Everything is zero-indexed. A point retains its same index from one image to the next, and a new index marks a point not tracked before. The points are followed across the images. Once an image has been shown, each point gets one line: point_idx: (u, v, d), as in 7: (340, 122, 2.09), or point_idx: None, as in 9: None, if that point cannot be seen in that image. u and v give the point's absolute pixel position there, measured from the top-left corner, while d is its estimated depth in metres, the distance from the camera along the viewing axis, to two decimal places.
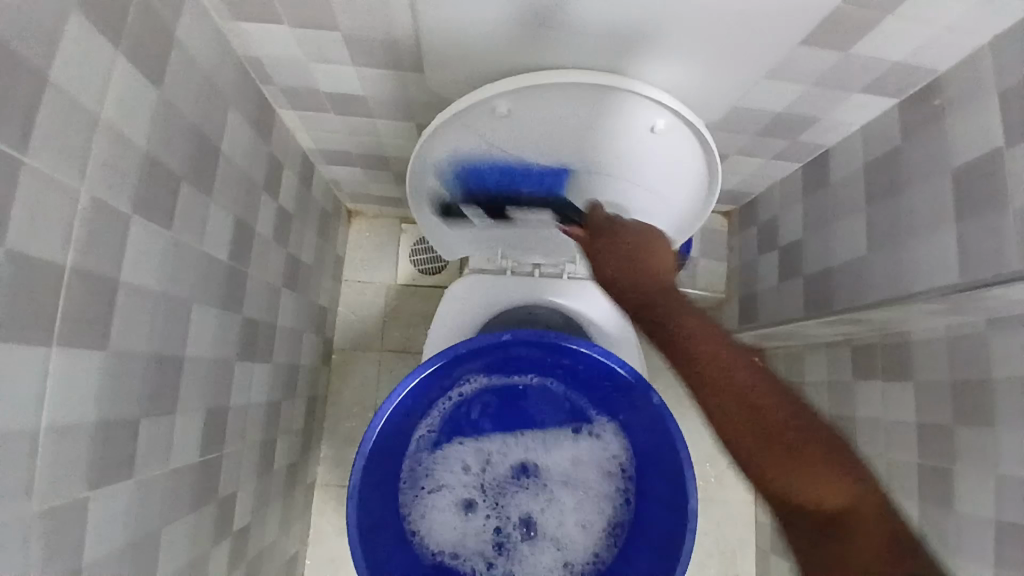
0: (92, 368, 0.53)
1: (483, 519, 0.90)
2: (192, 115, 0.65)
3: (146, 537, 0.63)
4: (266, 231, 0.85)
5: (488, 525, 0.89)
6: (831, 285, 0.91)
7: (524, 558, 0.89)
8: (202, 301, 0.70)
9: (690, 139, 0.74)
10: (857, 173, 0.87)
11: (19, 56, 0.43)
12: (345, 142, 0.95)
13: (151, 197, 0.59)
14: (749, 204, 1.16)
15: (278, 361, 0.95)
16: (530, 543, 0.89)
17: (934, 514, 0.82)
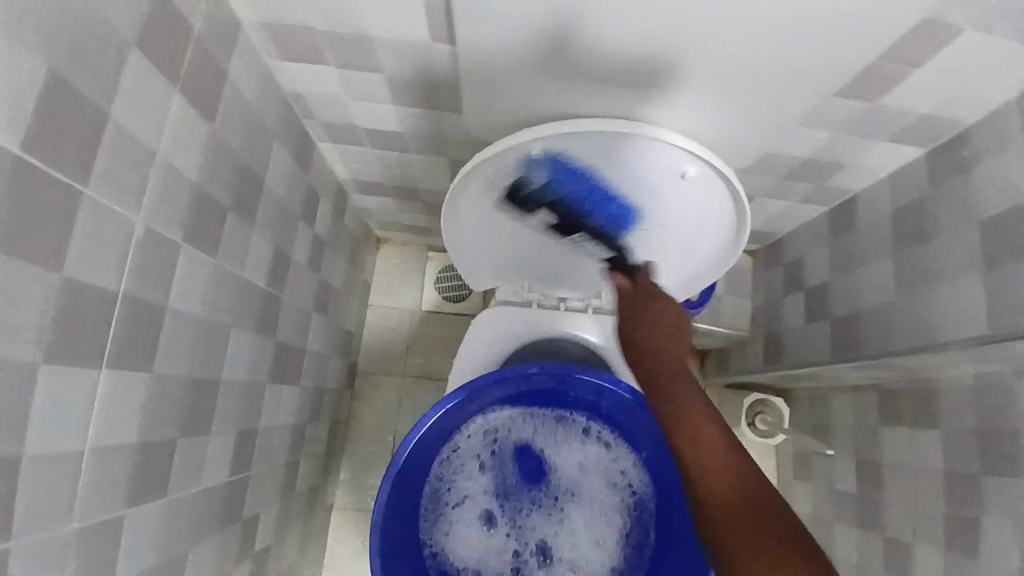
0: (136, 391, 0.55)
1: (503, 540, 0.87)
2: (239, 148, 0.68)
3: (175, 556, 0.65)
4: (301, 258, 0.88)
5: (507, 547, 0.87)
6: (858, 328, 0.91)
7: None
8: (239, 326, 0.72)
9: (719, 187, 0.76)
10: (886, 219, 0.88)
11: (86, 97, 0.46)
12: (379, 174, 0.99)
13: (200, 227, 0.62)
14: (775, 242, 1.16)
15: (305, 385, 0.97)
16: (547, 569, 0.87)
17: (958, 564, 0.79)
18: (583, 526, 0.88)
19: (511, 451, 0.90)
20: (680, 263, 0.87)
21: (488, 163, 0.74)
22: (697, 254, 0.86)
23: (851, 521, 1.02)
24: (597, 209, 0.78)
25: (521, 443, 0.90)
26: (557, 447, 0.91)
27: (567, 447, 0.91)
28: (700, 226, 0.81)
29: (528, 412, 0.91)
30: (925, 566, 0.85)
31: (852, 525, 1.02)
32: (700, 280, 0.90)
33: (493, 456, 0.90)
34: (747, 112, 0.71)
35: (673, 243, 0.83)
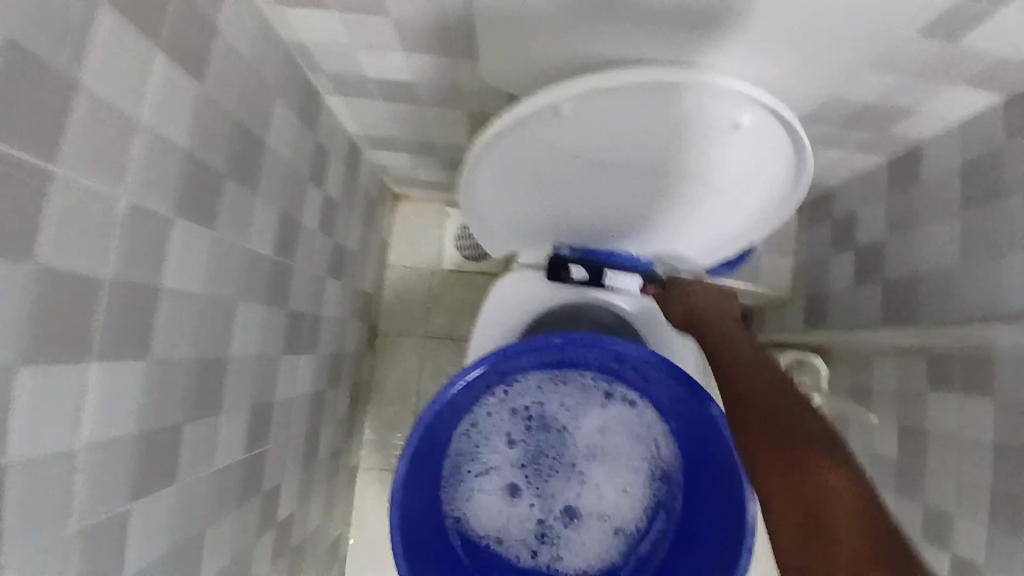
0: (133, 381, 0.52)
1: (528, 507, 0.87)
2: (235, 109, 0.62)
3: (189, 538, 0.63)
4: (312, 223, 0.83)
5: (533, 513, 0.87)
6: (915, 294, 0.84)
7: (566, 548, 0.87)
8: (247, 302, 0.68)
9: (778, 137, 0.68)
10: (955, 173, 0.79)
11: (45, 61, 0.40)
12: (394, 129, 0.92)
13: (195, 200, 0.57)
14: (824, 196, 1.07)
15: (322, 352, 0.94)
16: (572, 534, 0.87)
17: (1005, 546, 0.73)
18: (610, 488, 0.88)
19: (530, 418, 0.88)
20: (725, 222, 0.80)
21: (516, 125, 0.67)
22: (746, 213, 0.79)
23: (889, 489, 0.97)
24: (639, 162, 0.71)
25: (540, 410, 0.88)
26: (578, 413, 0.88)
27: (587, 413, 0.88)
28: (755, 178, 0.73)
29: (549, 378, 0.88)
30: (967, 539, 0.80)
31: (888, 493, 0.97)
32: (754, 236, 0.82)
33: (513, 425, 0.88)
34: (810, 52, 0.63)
35: (718, 201, 0.77)
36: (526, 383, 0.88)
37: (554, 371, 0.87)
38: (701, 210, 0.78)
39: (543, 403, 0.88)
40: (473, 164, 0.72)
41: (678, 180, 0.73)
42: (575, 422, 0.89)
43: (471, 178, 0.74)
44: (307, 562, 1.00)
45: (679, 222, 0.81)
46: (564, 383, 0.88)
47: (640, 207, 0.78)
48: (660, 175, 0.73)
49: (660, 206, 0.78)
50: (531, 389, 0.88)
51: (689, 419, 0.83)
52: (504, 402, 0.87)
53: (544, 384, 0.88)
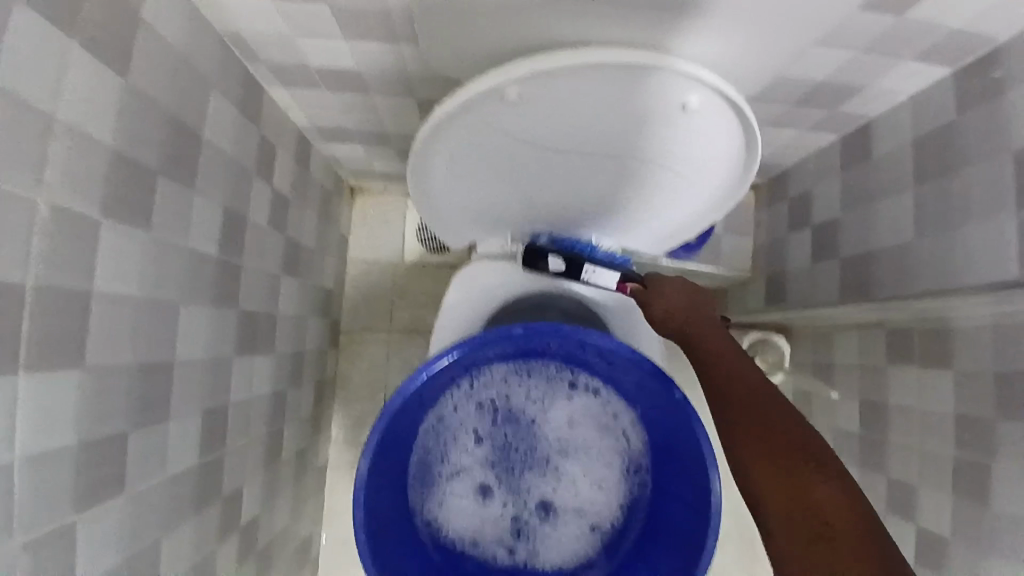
0: (69, 390, 0.50)
1: (502, 505, 0.87)
2: (168, 103, 0.59)
3: (145, 548, 0.61)
4: (261, 219, 0.80)
5: (507, 511, 0.87)
6: (871, 269, 0.85)
7: (543, 543, 0.87)
8: (191, 304, 0.66)
9: (727, 116, 0.67)
10: (905, 148, 0.79)
11: None
12: (344, 120, 0.89)
13: (126, 199, 0.54)
14: (780, 176, 1.08)
15: (280, 351, 0.92)
16: (549, 529, 0.87)
17: (971, 513, 0.75)
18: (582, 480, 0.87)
19: (498, 415, 0.88)
20: (682, 203, 0.80)
21: (461, 111, 0.66)
22: (701, 193, 0.79)
23: (853, 461, 0.98)
24: (592, 146, 0.71)
25: (507, 407, 0.88)
26: (545, 407, 0.88)
27: (555, 406, 0.88)
28: (708, 159, 0.73)
29: (513, 371, 0.87)
30: (934, 508, 0.81)
31: (853, 466, 0.98)
32: (711, 218, 0.82)
33: (480, 422, 0.87)
34: (755, 32, 0.62)
35: (672, 182, 0.76)
36: (491, 380, 0.87)
37: (518, 362, 0.87)
38: (656, 190, 0.78)
39: (509, 399, 0.88)
40: (421, 151, 0.70)
41: (631, 162, 0.73)
42: (543, 415, 0.88)
43: (420, 166, 0.72)
44: (277, 566, 0.98)
45: (635, 203, 0.80)
46: (530, 377, 0.88)
47: (595, 190, 0.78)
48: (612, 158, 0.72)
49: (614, 188, 0.77)
50: (496, 386, 0.87)
51: (654, 404, 0.82)
52: (468, 397, 0.87)
53: (510, 380, 0.87)
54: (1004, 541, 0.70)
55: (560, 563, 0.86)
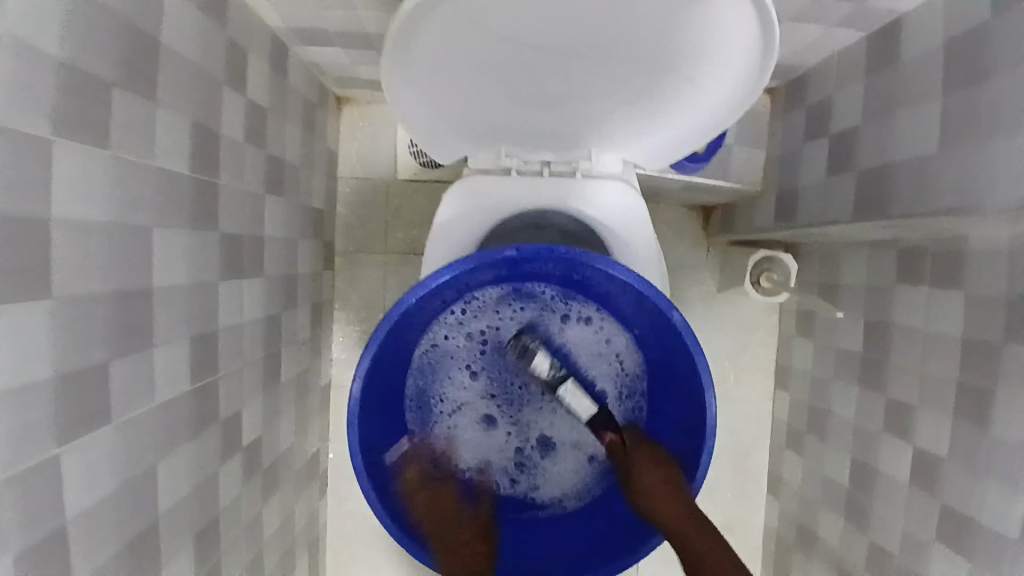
0: (40, 322, 0.48)
1: (505, 436, 0.88)
2: (117, 5, 0.53)
3: (140, 475, 0.61)
4: (236, 134, 0.75)
5: (508, 443, 0.88)
6: (887, 183, 0.80)
7: (547, 472, 0.88)
8: (166, 227, 0.62)
9: (741, 9, 0.60)
10: (936, 48, 0.72)
11: None
12: (321, 20, 0.82)
13: (80, 115, 0.50)
14: (798, 81, 1.01)
15: (270, 274, 0.89)
16: (551, 458, 0.88)
17: (966, 434, 0.74)
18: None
19: (495, 348, 0.88)
20: (686, 111, 0.74)
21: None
22: (708, 101, 0.72)
23: (854, 381, 0.97)
24: (588, 43, 0.64)
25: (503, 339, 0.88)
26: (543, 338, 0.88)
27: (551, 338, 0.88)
28: (717, 60, 0.67)
29: (507, 299, 0.87)
30: (929, 430, 0.80)
31: (853, 386, 0.97)
32: (716, 130, 0.77)
33: (478, 355, 0.88)
34: None
35: (675, 86, 0.70)
36: (486, 311, 0.87)
37: (512, 286, 0.86)
38: (659, 95, 0.72)
39: (505, 332, 0.88)
40: (397, 49, 0.64)
41: (630, 63, 0.67)
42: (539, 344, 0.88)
43: (395, 67, 0.66)
44: (285, 482, 1.01)
45: (634, 112, 0.74)
46: (526, 309, 0.88)
47: (590, 95, 0.72)
48: (610, 59, 0.66)
49: (612, 93, 0.71)
50: (492, 318, 0.87)
51: (649, 327, 0.81)
52: (462, 325, 0.87)
53: (505, 312, 0.87)
54: (997, 461, 0.69)
55: (559, 494, 0.88)
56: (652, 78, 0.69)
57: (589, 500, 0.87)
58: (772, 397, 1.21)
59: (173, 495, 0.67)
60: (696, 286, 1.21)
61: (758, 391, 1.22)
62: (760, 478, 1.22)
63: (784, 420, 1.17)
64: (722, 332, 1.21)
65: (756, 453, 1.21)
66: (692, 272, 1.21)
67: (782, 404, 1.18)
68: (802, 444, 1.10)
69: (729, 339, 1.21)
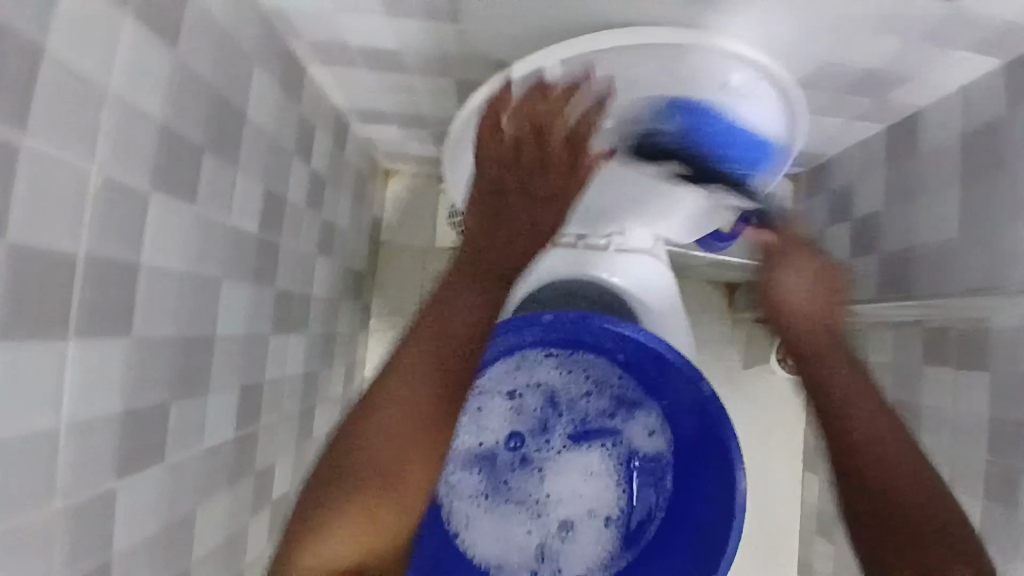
0: (116, 360, 0.51)
1: (521, 523, 0.88)
2: (213, 81, 0.60)
3: (181, 518, 0.62)
4: (298, 198, 0.81)
5: (525, 531, 0.87)
6: (914, 267, 0.84)
7: (566, 555, 0.87)
8: (232, 279, 0.67)
9: (770, 94, 0.69)
10: (955, 139, 0.77)
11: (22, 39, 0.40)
12: (381, 101, 0.90)
13: (175, 174, 0.56)
14: (819, 168, 1.06)
15: (313, 330, 0.93)
16: (569, 539, 0.87)
17: (1006, 522, 0.72)
18: (589, 487, 0.89)
19: (508, 429, 0.89)
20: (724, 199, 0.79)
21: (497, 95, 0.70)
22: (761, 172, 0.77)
23: None
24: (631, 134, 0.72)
25: (514, 418, 0.89)
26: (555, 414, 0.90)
27: (494, 419, 0.89)
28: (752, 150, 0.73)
29: (511, 369, 0.88)
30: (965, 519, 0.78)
31: None
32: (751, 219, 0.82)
33: (494, 434, 0.89)
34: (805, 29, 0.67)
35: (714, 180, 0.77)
36: (496, 393, 0.89)
37: (525, 367, 0.89)
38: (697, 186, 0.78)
39: (517, 412, 0.89)
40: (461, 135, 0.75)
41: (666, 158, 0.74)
42: (551, 420, 0.90)
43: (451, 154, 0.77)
44: None
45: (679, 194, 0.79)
46: (537, 389, 0.90)
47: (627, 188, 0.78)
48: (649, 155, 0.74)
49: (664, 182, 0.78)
50: (502, 400, 0.89)
51: (674, 394, 0.83)
52: (477, 407, 0.88)
53: (517, 394, 0.89)
54: None
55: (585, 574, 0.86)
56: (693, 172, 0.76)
57: (617, 571, 0.85)
58: (799, 479, 1.19)
59: (206, 542, 0.68)
60: (724, 363, 1.23)
61: (785, 471, 1.20)
62: (791, 565, 1.17)
63: (814, 503, 1.14)
64: (748, 409, 1.21)
65: (785, 537, 1.18)
66: (718, 349, 1.23)
67: (811, 486, 1.16)
68: (832, 530, 1.07)
69: (756, 418, 1.21)
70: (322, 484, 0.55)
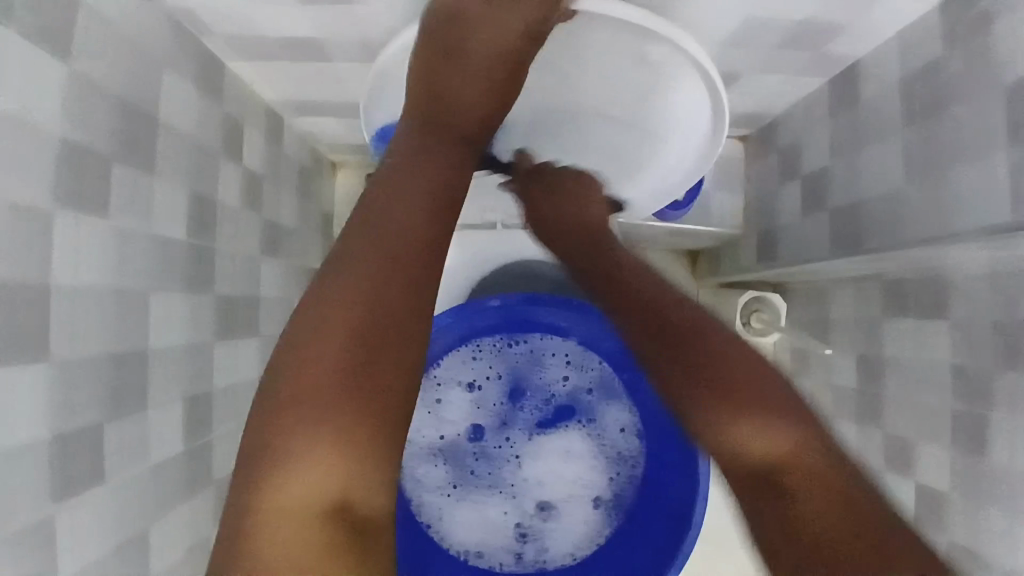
0: (37, 385, 0.49)
1: (499, 511, 0.87)
2: (117, 87, 0.58)
3: (133, 537, 0.61)
4: (232, 200, 0.79)
5: (504, 517, 0.87)
6: (862, 220, 0.83)
7: (548, 535, 0.87)
8: (162, 289, 0.65)
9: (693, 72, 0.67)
10: (894, 88, 0.77)
11: None
12: (312, 92, 0.87)
13: (82, 188, 0.53)
14: (769, 127, 1.06)
15: (266, 333, 0.91)
16: (549, 520, 0.87)
17: (966, 465, 0.72)
18: (563, 469, 0.87)
19: (470, 421, 0.87)
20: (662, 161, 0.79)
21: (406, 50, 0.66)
22: (678, 146, 0.77)
23: (850, 418, 0.95)
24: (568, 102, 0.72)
25: (475, 408, 0.87)
26: (517, 401, 0.87)
27: (455, 411, 0.87)
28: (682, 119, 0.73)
29: (468, 357, 0.87)
30: (929, 462, 0.78)
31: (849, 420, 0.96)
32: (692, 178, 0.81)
33: (455, 427, 0.87)
34: None
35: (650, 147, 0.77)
36: (455, 385, 0.87)
37: (484, 353, 0.87)
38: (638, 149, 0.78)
39: (477, 402, 0.87)
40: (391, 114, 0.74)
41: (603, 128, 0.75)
42: (515, 406, 0.87)
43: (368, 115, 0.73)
44: None
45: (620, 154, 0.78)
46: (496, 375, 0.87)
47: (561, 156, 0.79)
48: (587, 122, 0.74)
49: (595, 153, 0.79)
50: (462, 391, 0.87)
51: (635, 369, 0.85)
52: (437, 400, 0.86)
53: (476, 384, 0.87)
54: (994, 489, 0.68)
55: (569, 550, 0.87)
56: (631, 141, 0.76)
57: (599, 545, 0.86)
58: None
59: (165, 557, 0.67)
60: None
61: None
62: None
63: None
64: None
65: None
66: None
67: None
68: None
69: None
70: (276, 411, 0.53)
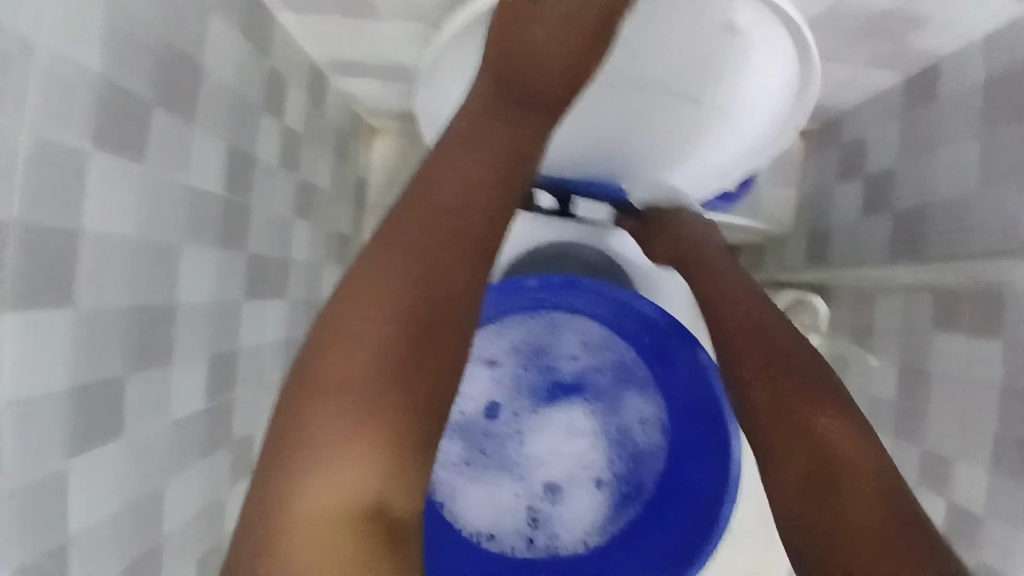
0: (62, 332, 0.48)
1: (512, 494, 0.85)
2: (161, 28, 0.55)
3: (148, 492, 0.60)
4: (269, 158, 0.77)
5: (517, 499, 0.85)
6: (926, 225, 0.79)
7: (561, 522, 0.85)
8: (192, 242, 0.63)
9: (780, 37, 0.66)
10: (977, 87, 0.71)
11: None
12: (360, 51, 0.84)
13: (119, 130, 0.51)
14: (830, 122, 1.01)
15: (293, 297, 0.90)
16: (562, 507, 0.85)
17: (1010, 496, 0.68)
18: (579, 455, 0.86)
19: (490, 398, 0.85)
20: (741, 137, 0.77)
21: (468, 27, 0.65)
22: (758, 124, 0.75)
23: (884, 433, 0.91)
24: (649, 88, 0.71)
25: (496, 386, 0.85)
26: (541, 382, 0.86)
27: (478, 388, 0.85)
28: (765, 95, 0.72)
29: (495, 333, 0.85)
30: (967, 488, 0.74)
31: None
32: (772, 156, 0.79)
33: (474, 403, 0.85)
34: None
35: (734, 125, 0.75)
36: (477, 361, 0.85)
37: (513, 330, 0.85)
38: (718, 128, 0.76)
39: (498, 379, 0.85)
40: (444, 74, 0.69)
41: (686, 115, 0.74)
42: (539, 387, 0.86)
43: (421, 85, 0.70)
44: None
45: (703, 135, 0.77)
46: (523, 355, 0.85)
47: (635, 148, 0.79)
48: (670, 107, 0.73)
49: (655, 126, 0.76)
50: (484, 368, 0.85)
51: (662, 356, 0.84)
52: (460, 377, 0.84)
53: (499, 361, 0.85)
54: None
55: (582, 538, 0.85)
56: (715, 125, 0.75)
57: (611, 535, 0.84)
58: None
59: (177, 515, 0.66)
60: None
61: None
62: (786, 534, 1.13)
63: None
64: None
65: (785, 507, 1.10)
66: None
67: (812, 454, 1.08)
68: None
69: None
70: (313, 397, 0.50)
